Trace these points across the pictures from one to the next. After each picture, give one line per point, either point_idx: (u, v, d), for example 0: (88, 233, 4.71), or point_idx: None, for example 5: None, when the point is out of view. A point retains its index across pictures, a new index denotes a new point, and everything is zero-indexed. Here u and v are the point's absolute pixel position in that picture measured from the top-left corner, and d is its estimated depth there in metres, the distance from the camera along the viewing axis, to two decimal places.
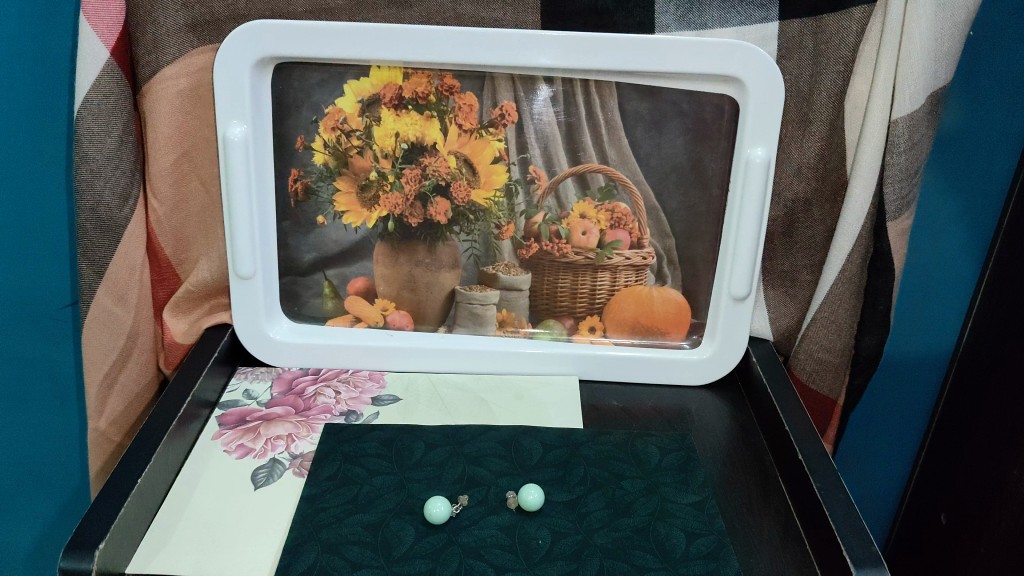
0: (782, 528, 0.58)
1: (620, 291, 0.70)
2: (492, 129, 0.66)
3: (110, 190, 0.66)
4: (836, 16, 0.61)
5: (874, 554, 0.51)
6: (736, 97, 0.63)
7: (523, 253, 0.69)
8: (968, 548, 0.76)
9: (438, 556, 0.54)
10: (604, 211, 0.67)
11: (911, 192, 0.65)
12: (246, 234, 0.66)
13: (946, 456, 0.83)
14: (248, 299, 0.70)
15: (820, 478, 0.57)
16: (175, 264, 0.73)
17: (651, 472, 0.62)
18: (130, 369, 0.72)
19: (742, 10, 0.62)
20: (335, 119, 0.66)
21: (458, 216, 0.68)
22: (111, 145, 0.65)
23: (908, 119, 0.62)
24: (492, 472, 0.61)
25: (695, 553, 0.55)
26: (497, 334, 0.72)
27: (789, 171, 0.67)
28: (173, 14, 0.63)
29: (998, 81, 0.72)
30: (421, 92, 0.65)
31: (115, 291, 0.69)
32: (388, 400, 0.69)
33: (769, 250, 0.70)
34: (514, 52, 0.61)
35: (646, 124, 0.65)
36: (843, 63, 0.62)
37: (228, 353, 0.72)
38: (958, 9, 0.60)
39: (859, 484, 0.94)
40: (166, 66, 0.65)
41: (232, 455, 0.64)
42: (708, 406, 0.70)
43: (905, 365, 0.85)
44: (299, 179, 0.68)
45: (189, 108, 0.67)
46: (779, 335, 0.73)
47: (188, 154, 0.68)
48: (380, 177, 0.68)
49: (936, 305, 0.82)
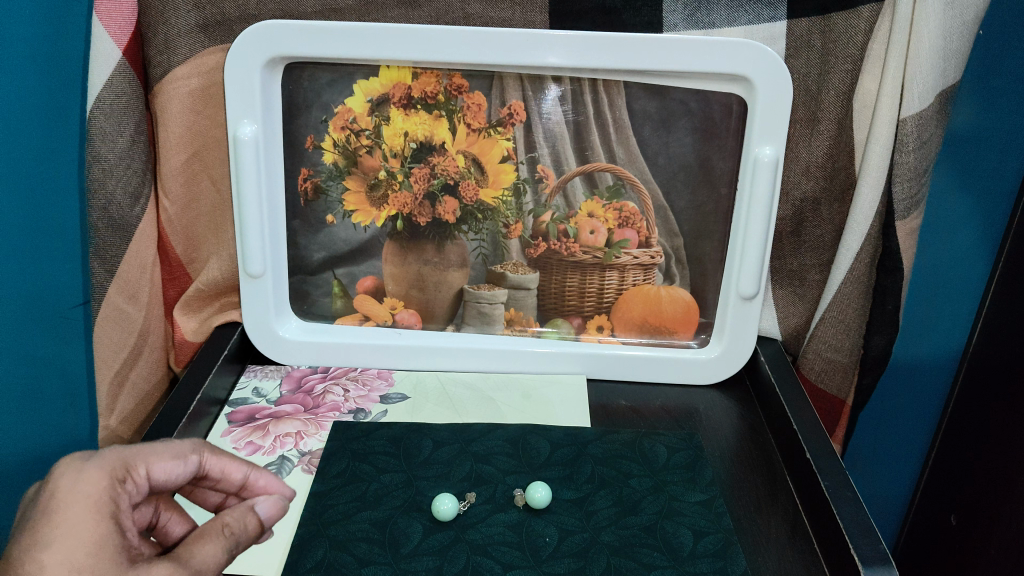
0: (790, 527, 0.58)
1: (629, 291, 0.70)
2: (501, 129, 0.66)
3: (122, 189, 0.67)
4: (845, 15, 0.61)
5: (883, 553, 0.51)
6: (744, 96, 0.63)
7: (531, 252, 0.69)
8: (978, 550, 0.76)
9: (445, 553, 0.54)
10: (612, 211, 0.68)
11: (920, 191, 0.65)
12: (256, 232, 0.67)
13: (955, 457, 0.82)
14: (257, 298, 0.70)
15: (828, 477, 0.57)
16: (186, 263, 0.73)
17: (659, 471, 0.62)
18: (141, 367, 0.72)
19: (750, 9, 0.62)
20: (345, 119, 0.67)
21: (466, 215, 0.69)
22: (124, 144, 0.66)
23: (916, 118, 0.62)
24: (500, 470, 0.62)
25: (702, 551, 0.55)
26: (505, 333, 0.73)
27: (797, 170, 0.67)
28: (185, 15, 0.64)
29: (1007, 81, 0.72)
30: (430, 91, 0.65)
31: (126, 290, 0.70)
32: (396, 398, 0.69)
33: (777, 249, 0.70)
34: (522, 51, 0.61)
35: (654, 123, 0.65)
36: (851, 62, 0.62)
37: (238, 351, 0.73)
38: (966, 7, 0.60)
39: (868, 484, 0.94)
40: (177, 66, 0.65)
41: (241, 451, 0.64)
42: (715, 405, 0.70)
43: (914, 365, 0.85)
44: (309, 179, 0.69)
45: (200, 107, 0.67)
46: (787, 334, 0.73)
47: (199, 154, 0.69)
48: (389, 176, 0.68)
49: (945, 304, 0.82)
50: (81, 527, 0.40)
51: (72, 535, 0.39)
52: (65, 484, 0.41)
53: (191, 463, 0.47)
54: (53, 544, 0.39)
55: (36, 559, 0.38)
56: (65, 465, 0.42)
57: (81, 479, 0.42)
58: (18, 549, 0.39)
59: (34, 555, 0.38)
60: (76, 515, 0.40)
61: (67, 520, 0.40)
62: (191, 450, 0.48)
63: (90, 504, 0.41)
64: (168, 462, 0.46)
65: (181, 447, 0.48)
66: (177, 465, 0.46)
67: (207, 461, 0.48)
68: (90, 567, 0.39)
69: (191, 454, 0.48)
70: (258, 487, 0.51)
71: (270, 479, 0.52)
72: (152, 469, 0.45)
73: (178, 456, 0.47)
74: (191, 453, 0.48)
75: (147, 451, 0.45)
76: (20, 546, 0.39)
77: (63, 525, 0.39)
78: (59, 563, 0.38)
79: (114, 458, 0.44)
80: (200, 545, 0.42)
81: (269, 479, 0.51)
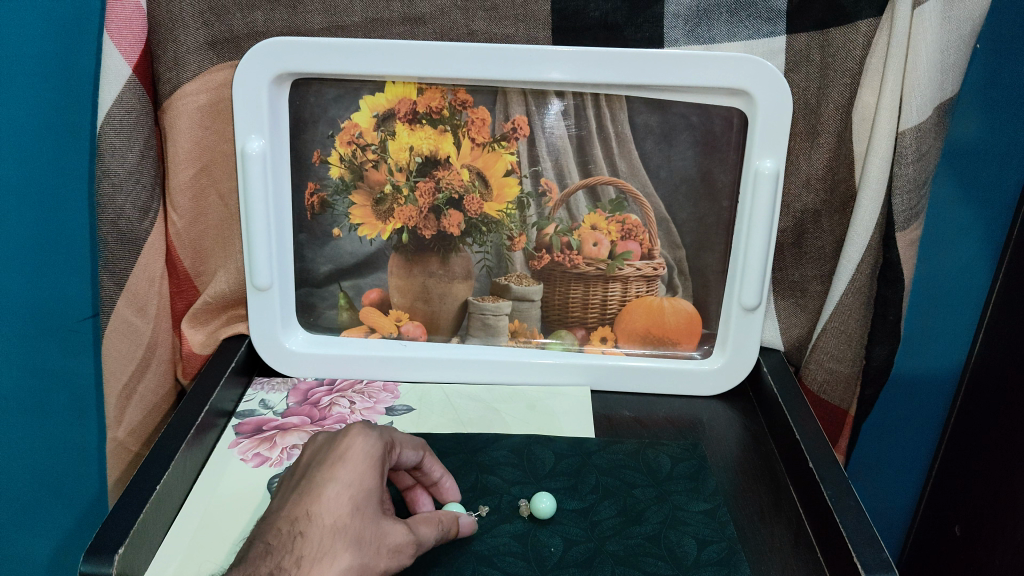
0: (793, 536, 0.58)
1: (631, 302, 0.71)
2: (505, 143, 0.67)
3: (131, 204, 0.68)
4: (843, 30, 0.61)
5: (885, 561, 0.51)
6: (745, 110, 0.64)
7: (535, 264, 0.70)
8: (982, 560, 0.76)
9: (452, 564, 0.55)
10: (615, 223, 0.68)
11: (920, 202, 0.66)
12: (264, 244, 0.68)
13: (958, 468, 0.83)
14: (264, 310, 0.71)
15: (831, 486, 0.57)
16: (194, 276, 0.74)
17: (662, 481, 0.63)
18: (149, 379, 0.73)
19: (750, 24, 0.62)
20: (351, 134, 0.68)
21: (471, 227, 0.69)
22: (133, 160, 0.67)
23: (915, 130, 0.63)
24: (505, 480, 0.62)
25: (706, 559, 0.56)
26: (509, 344, 0.73)
27: (798, 183, 0.67)
28: (194, 32, 0.65)
29: (1005, 92, 0.73)
30: (435, 107, 0.66)
31: (135, 303, 0.71)
32: (402, 409, 0.70)
33: (778, 260, 0.71)
34: (526, 67, 0.62)
35: (656, 137, 0.65)
36: (850, 76, 0.63)
37: (244, 363, 0.73)
38: (963, 21, 0.61)
39: (872, 496, 0.94)
40: (186, 82, 0.66)
41: (248, 463, 0.65)
42: (719, 415, 0.71)
43: (916, 377, 0.86)
44: (316, 193, 0.70)
45: (208, 122, 0.68)
46: (790, 345, 0.73)
47: (207, 169, 0.70)
48: (395, 191, 0.69)
49: (945, 315, 0.82)
50: (368, 478, 0.51)
51: (360, 481, 0.51)
52: (357, 443, 0.53)
53: (419, 455, 0.58)
54: (346, 483, 0.50)
55: (331, 487, 0.50)
56: (358, 427, 0.54)
57: (369, 442, 0.53)
58: (318, 477, 0.51)
59: (331, 485, 0.50)
60: (363, 466, 0.52)
61: (357, 468, 0.51)
62: (421, 447, 0.58)
63: (371, 461, 0.52)
64: (410, 451, 0.56)
65: (417, 441, 0.58)
66: (414, 453, 0.57)
67: (426, 459, 0.58)
68: (363, 505, 0.50)
69: (420, 449, 0.58)
70: (442, 489, 0.59)
71: (452, 486, 0.60)
72: (401, 453, 0.56)
73: (414, 448, 0.57)
74: (421, 449, 0.58)
75: (400, 436, 0.56)
76: (321, 475, 0.51)
77: (354, 472, 0.51)
78: (346, 496, 0.50)
79: (387, 434, 0.55)
80: (421, 525, 0.53)
81: (452, 484, 0.60)
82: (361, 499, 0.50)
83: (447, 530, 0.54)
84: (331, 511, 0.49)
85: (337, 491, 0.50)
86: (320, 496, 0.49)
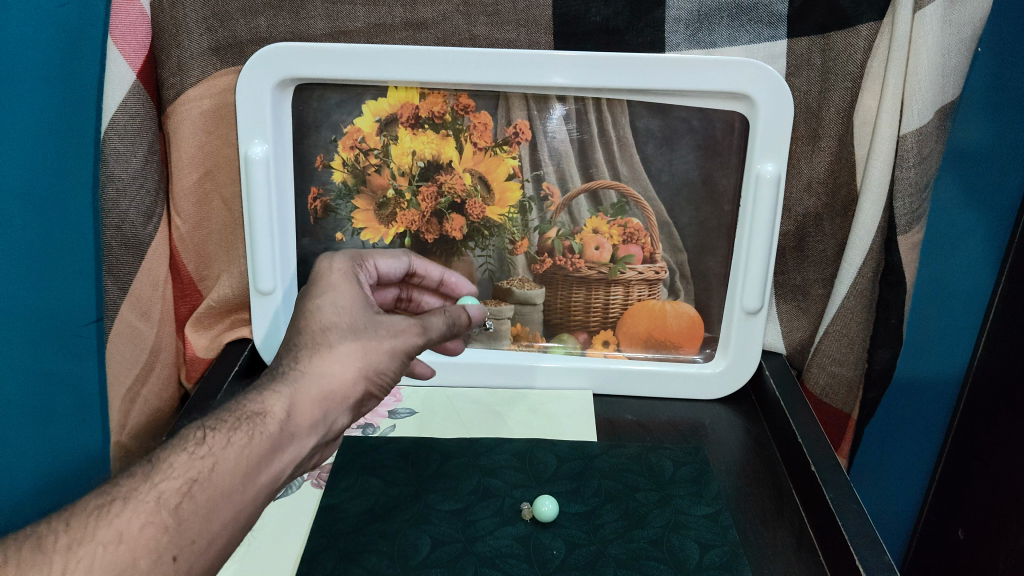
0: (796, 539, 0.58)
1: (633, 305, 0.71)
2: (506, 147, 0.67)
3: (135, 208, 0.68)
4: (844, 33, 0.62)
5: (887, 563, 0.51)
6: (746, 114, 0.64)
7: (537, 268, 0.70)
8: (984, 563, 0.76)
9: (453, 565, 0.55)
10: (616, 227, 0.69)
11: (922, 206, 0.66)
12: (266, 248, 0.68)
13: (960, 471, 0.83)
14: (267, 314, 0.71)
15: (833, 489, 0.57)
16: (197, 281, 0.75)
17: (664, 485, 0.62)
18: (152, 383, 0.73)
19: (751, 29, 0.63)
20: (354, 138, 0.68)
21: (473, 231, 0.70)
22: (136, 165, 0.67)
23: (916, 134, 0.63)
24: (507, 483, 0.63)
25: (709, 563, 0.55)
26: (511, 348, 0.73)
27: (799, 187, 0.68)
28: (197, 38, 0.65)
29: (1006, 96, 0.73)
30: (437, 111, 0.67)
31: (138, 307, 0.71)
32: (404, 413, 0.71)
33: (780, 264, 0.71)
34: (528, 71, 0.62)
35: (657, 141, 0.66)
36: (851, 80, 0.63)
37: (249, 368, 0.74)
38: (964, 24, 0.61)
39: (874, 496, 0.95)
40: (190, 88, 0.67)
41: None
42: (721, 420, 0.71)
43: (919, 381, 0.86)
44: (318, 198, 0.70)
45: (212, 127, 0.68)
46: (791, 348, 0.74)
47: (211, 173, 0.70)
48: (397, 195, 0.69)
49: (947, 318, 0.82)
50: (345, 287, 0.54)
51: (340, 289, 0.53)
52: (325, 263, 0.56)
53: (405, 261, 0.63)
54: (328, 293, 0.53)
55: (316, 302, 0.52)
56: (325, 255, 0.57)
57: (336, 261, 0.56)
58: (301, 301, 0.53)
59: (312, 300, 0.52)
60: (340, 278, 0.54)
61: (336, 280, 0.54)
62: (403, 253, 0.63)
63: (346, 273, 0.55)
64: (388, 258, 0.62)
65: (397, 252, 0.63)
66: (396, 262, 0.62)
67: (415, 261, 0.64)
68: (349, 308, 0.52)
69: (404, 256, 0.63)
70: (451, 284, 0.67)
71: (458, 279, 0.68)
72: (379, 263, 0.61)
73: (395, 256, 0.63)
74: (403, 255, 0.63)
75: (374, 252, 0.61)
76: (303, 297, 0.53)
77: (332, 282, 0.54)
78: (331, 303, 0.52)
79: (354, 253, 0.59)
80: (430, 316, 0.56)
81: (457, 278, 0.68)
82: (346, 303, 0.52)
83: (456, 318, 0.57)
84: (324, 317, 0.51)
85: (321, 301, 0.52)
86: (313, 309, 0.51)
